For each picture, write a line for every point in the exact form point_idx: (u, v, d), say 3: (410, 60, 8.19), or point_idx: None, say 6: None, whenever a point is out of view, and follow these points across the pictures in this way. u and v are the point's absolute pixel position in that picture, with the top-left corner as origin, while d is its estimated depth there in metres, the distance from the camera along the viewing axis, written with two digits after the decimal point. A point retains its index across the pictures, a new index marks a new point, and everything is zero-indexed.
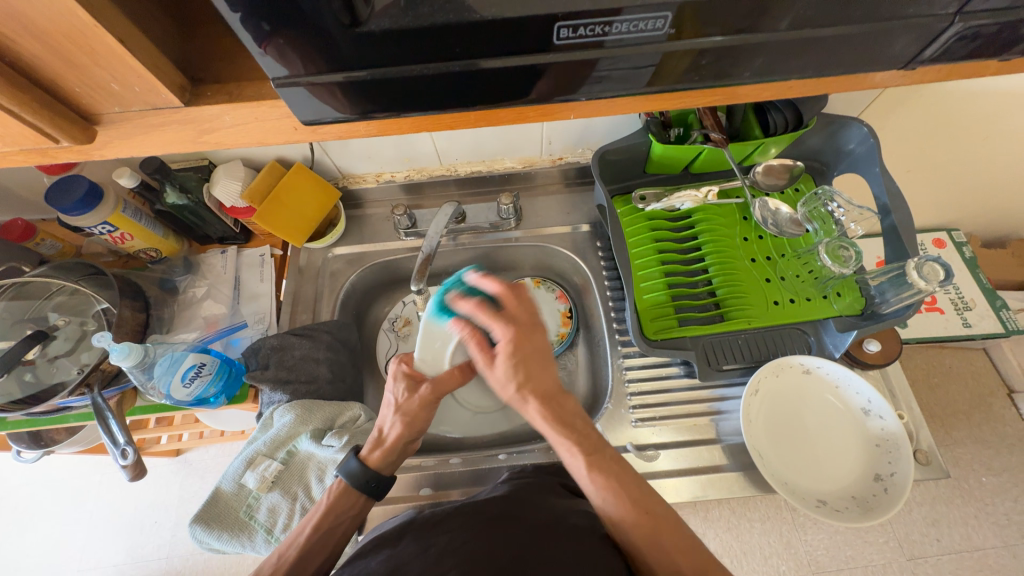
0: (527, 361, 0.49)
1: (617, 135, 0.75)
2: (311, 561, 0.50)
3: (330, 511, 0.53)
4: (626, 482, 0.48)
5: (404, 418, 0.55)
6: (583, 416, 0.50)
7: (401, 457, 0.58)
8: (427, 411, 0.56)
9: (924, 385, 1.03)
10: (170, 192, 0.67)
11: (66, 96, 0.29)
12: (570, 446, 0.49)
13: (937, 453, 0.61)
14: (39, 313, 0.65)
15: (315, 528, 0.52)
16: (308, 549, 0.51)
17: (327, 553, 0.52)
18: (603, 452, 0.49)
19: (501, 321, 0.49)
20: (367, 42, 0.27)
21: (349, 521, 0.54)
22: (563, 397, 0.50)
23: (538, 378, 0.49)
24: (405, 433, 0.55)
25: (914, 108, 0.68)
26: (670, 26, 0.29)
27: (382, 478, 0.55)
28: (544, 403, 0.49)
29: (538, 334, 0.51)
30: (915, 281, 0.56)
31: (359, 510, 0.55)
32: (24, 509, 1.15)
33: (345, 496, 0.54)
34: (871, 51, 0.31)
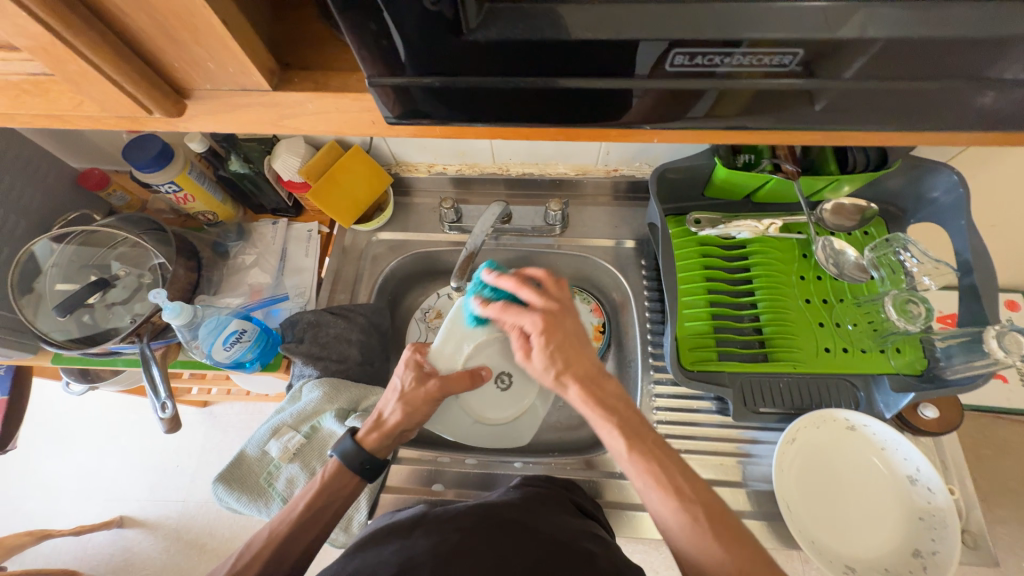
0: (560, 347, 0.50)
1: (679, 153, 0.72)
2: (300, 538, 0.50)
3: (322, 488, 0.53)
4: (666, 469, 0.45)
5: (406, 407, 0.55)
6: (622, 397, 0.49)
7: (394, 442, 0.58)
8: (427, 408, 0.55)
9: (972, 454, 0.95)
10: (234, 159, 0.70)
11: (163, 68, 0.30)
12: (609, 429, 0.48)
13: (986, 538, 0.56)
14: (103, 261, 0.69)
15: (308, 505, 0.52)
16: (301, 524, 0.51)
17: (317, 530, 0.51)
18: (642, 436, 0.47)
19: (527, 313, 0.51)
20: (466, 51, 0.26)
21: (342, 501, 0.54)
22: (600, 379, 0.50)
23: (572, 358, 0.50)
24: (404, 422, 0.55)
25: (1013, 161, 0.63)
26: (799, 65, 0.27)
27: (376, 461, 0.55)
28: (583, 383, 0.49)
29: (568, 317, 0.52)
30: (992, 349, 0.51)
31: (350, 490, 0.54)
32: (65, 434, 1.24)
33: (341, 475, 0.54)
34: (1001, 104, 0.28)
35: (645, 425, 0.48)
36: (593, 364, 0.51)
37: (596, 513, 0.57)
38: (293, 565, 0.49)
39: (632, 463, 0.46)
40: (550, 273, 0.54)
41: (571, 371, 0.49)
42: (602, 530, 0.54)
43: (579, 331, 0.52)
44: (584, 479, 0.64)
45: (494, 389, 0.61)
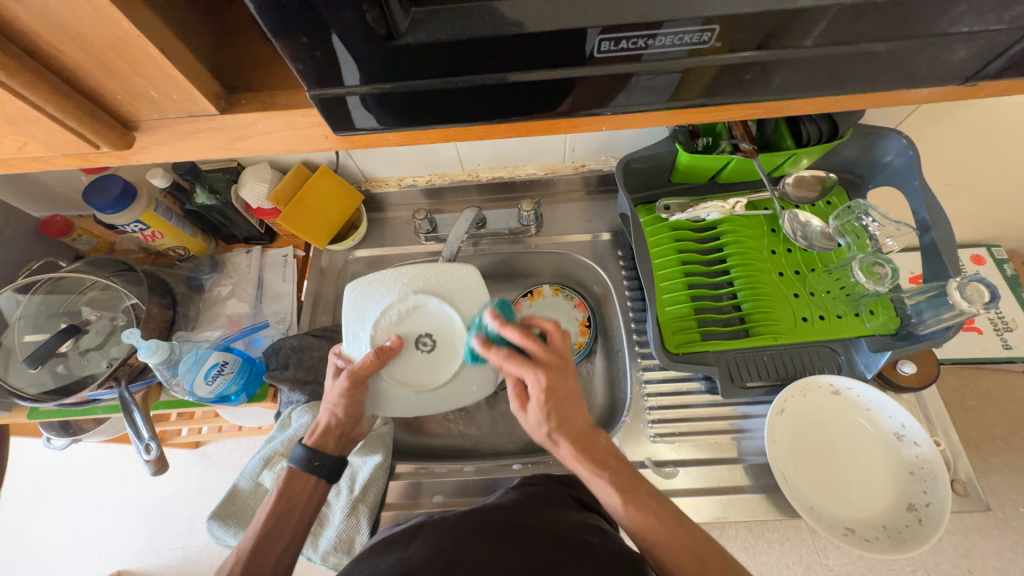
0: (560, 403, 0.50)
1: (642, 143, 0.73)
2: (272, 547, 0.49)
3: (283, 495, 0.52)
4: (636, 490, 0.48)
5: (334, 406, 0.54)
6: (614, 452, 0.51)
7: (343, 440, 0.58)
8: (353, 397, 0.54)
9: (960, 407, 0.97)
10: (199, 192, 0.69)
11: (108, 102, 0.30)
12: (604, 486, 0.48)
13: (976, 484, 0.58)
14: (73, 307, 0.67)
15: (272, 513, 0.51)
16: (267, 535, 0.50)
17: (289, 536, 0.51)
18: (647, 500, 0.47)
19: (531, 370, 0.50)
20: (405, 56, 0.27)
21: (306, 505, 0.54)
22: (596, 437, 0.51)
23: (569, 419, 0.50)
24: (337, 419, 0.55)
25: (957, 119, 0.65)
26: (717, 39, 0.27)
27: (324, 457, 0.54)
28: (576, 442, 0.50)
29: (569, 375, 0.52)
30: (957, 302, 0.53)
31: (312, 492, 0.54)
32: (50, 493, 1.19)
33: (298, 479, 0.54)
34: (923, 65, 0.30)
35: (638, 475, 0.50)
36: (587, 423, 0.51)
37: (595, 505, 0.57)
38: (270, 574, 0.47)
39: (637, 518, 0.46)
40: (557, 324, 0.53)
41: (566, 431, 0.49)
42: (603, 522, 0.54)
43: (577, 390, 0.51)
44: None
45: (419, 353, 0.58)
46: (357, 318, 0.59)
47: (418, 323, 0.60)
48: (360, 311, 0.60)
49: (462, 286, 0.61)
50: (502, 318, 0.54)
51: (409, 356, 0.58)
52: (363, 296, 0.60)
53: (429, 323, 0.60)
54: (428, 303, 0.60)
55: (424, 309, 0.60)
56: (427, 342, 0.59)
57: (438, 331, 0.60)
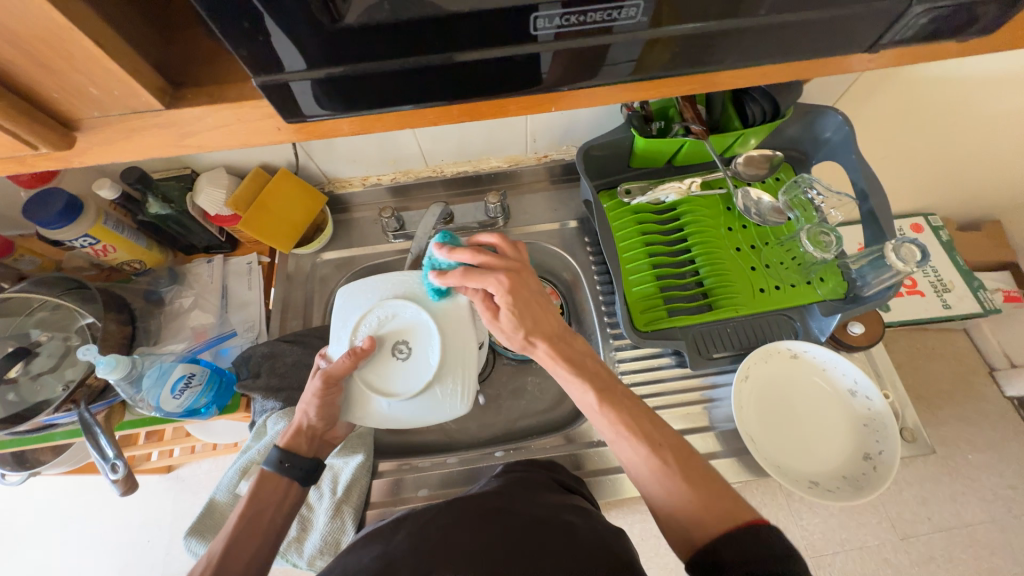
0: (527, 308, 0.52)
1: (601, 130, 0.76)
2: (242, 551, 0.48)
3: (253, 499, 0.52)
4: (639, 420, 0.49)
5: (305, 406, 0.55)
6: (598, 362, 0.54)
7: (319, 447, 0.59)
8: (325, 401, 0.55)
9: (909, 366, 1.05)
10: (152, 201, 0.65)
11: (43, 101, 0.29)
12: (580, 388, 0.52)
13: (921, 430, 0.63)
14: (20, 329, 0.63)
15: (243, 514, 0.50)
16: (240, 535, 0.49)
17: (260, 538, 0.50)
18: (620, 403, 0.50)
19: (490, 275, 0.50)
20: (351, 39, 0.27)
21: (277, 507, 0.53)
22: (565, 334, 0.55)
23: (539, 318, 0.53)
24: (309, 421, 0.56)
25: (886, 94, 0.70)
26: (646, 14, 0.29)
27: (297, 459, 0.55)
28: (551, 341, 0.53)
29: (530, 278, 0.53)
30: (893, 262, 0.57)
31: (284, 494, 0.54)
32: (9, 535, 1.12)
33: (269, 482, 0.54)
34: (836, 37, 0.32)
35: (613, 377, 0.53)
36: (558, 324, 0.54)
37: (578, 486, 0.59)
38: (241, 574, 0.47)
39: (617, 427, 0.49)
40: (503, 236, 0.54)
41: (538, 332, 0.53)
42: (584, 501, 0.55)
43: (543, 293, 0.54)
44: (563, 455, 0.65)
45: (395, 359, 0.58)
46: (340, 319, 0.60)
47: (397, 329, 0.59)
48: (345, 312, 0.60)
49: (439, 296, 0.60)
50: (448, 246, 0.51)
51: (384, 361, 0.58)
52: (351, 298, 0.61)
53: (407, 328, 0.59)
54: (409, 310, 0.60)
55: (402, 315, 0.60)
56: (403, 348, 0.58)
57: (414, 337, 0.59)
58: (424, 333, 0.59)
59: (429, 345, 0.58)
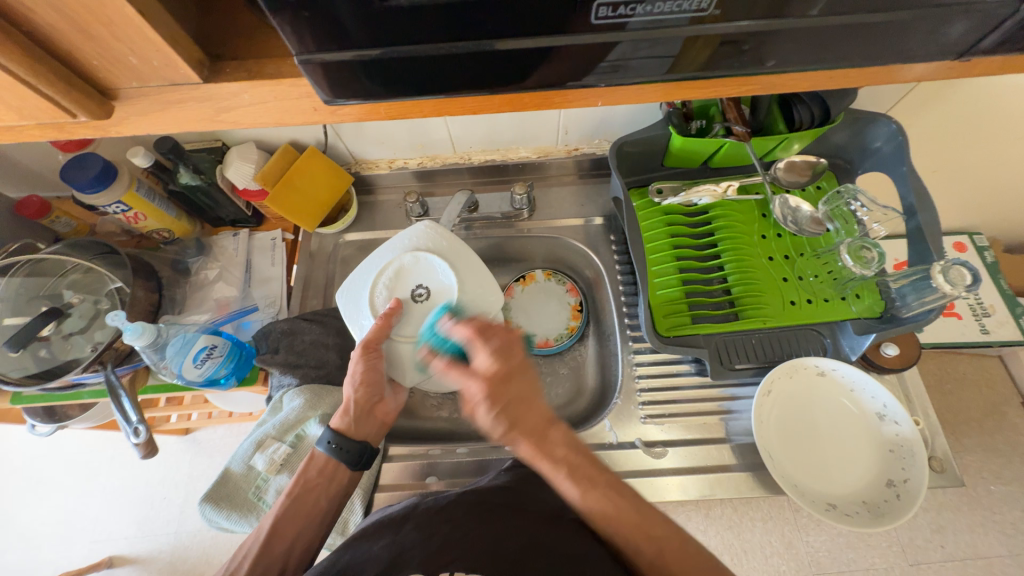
0: (508, 407, 0.46)
1: (636, 125, 0.73)
2: (288, 529, 0.50)
3: (301, 479, 0.53)
4: (628, 504, 0.44)
5: (351, 380, 0.56)
6: (571, 444, 0.46)
7: (373, 425, 0.58)
8: (371, 365, 0.56)
9: (937, 390, 1.01)
10: (183, 172, 0.66)
11: (83, 69, 0.29)
12: (561, 480, 0.45)
13: (951, 461, 0.61)
14: (53, 290, 0.65)
15: (289, 494, 0.52)
16: (284, 516, 0.51)
17: (305, 519, 0.51)
18: (599, 478, 0.45)
19: (469, 374, 0.48)
20: (398, 19, 0.26)
21: (324, 489, 0.54)
22: (548, 430, 0.47)
23: (520, 417, 0.46)
24: (360, 395, 0.55)
25: (948, 104, 0.66)
26: (709, 6, 0.27)
27: (343, 441, 0.54)
28: (531, 440, 0.46)
29: (519, 378, 0.48)
30: (940, 284, 0.54)
31: (333, 476, 0.54)
32: (37, 480, 1.18)
33: (317, 462, 0.54)
34: (917, 40, 0.30)
35: (595, 459, 0.47)
36: (543, 417, 0.47)
37: None
38: (281, 558, 0.49)
39: (592, 500, 0.44)
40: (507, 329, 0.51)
41: (517, 431, 0.45)
42: None
43: (531, 390, 0.48)
44: None
45: (416, 305, 0.61)
46: (353, 306, 0.62)
47: (407, 281, 0.62)
48: (354, 299, 0.62)
49: (429, 237, 0.64)
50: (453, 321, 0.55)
51: (410, 311, 0.60)
52: (351, 289, 0.63)
53: (415, 275, 0.62)
54: (410, 260, 0.63)
55: (405, 267, 0.63)
56: (420, 292, 0.61)
57: (425, 280, 0.62)
58: (431, 269, 0.62)
59: (438, 278, 0.62)
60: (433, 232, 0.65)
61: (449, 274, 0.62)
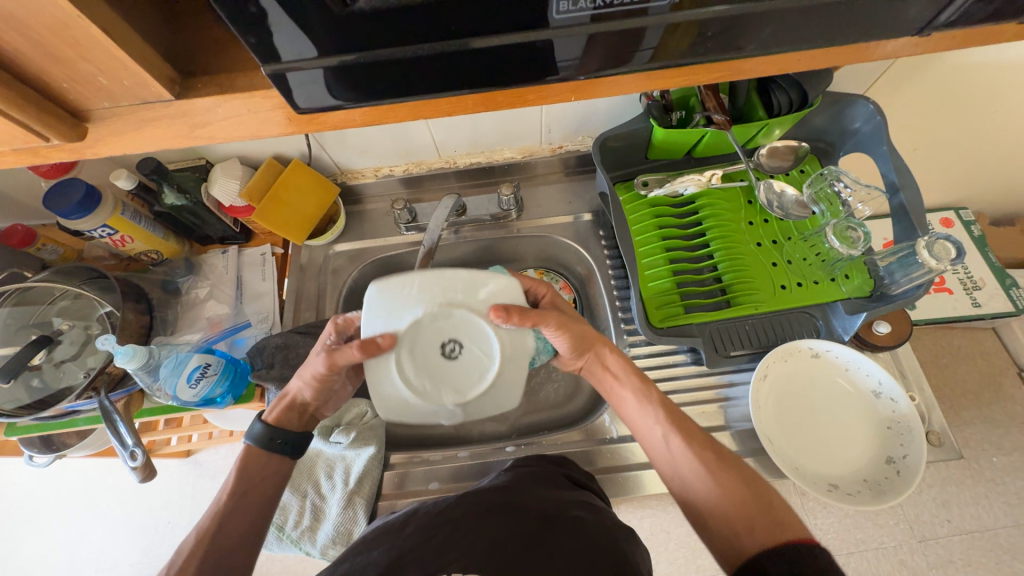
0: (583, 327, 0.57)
1: (618, 119, 0.73)
2: (231, 525, 0.50)
3: (240, 474, 0.52)
4: (700, 440, 0.50)
5: (303, 380, 0.54)
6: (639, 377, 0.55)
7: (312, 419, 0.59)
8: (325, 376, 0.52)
9: (934, 366, 1.01)
10: (168, 193, 0.66)
11: (55, 93, 0.29)
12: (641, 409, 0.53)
13: (949, 434, 0.61)
14: (43, 318, 0.64)
15: (230, 493, 0.51)
16: (229, 516, 0.50)
17: (251, 514, 0.51)
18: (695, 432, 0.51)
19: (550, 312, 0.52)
20: (366, 25, 0.26)
21: (268, 481, 0.53)
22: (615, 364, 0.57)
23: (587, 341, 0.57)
24: (304, 395, 0.56)
25: (922, 82, 0.67)
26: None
27: (287, 436, 0.55)
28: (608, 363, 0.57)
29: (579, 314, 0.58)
30: (926, 260, 0.54)
31: (273, 467, 0.54)
32: (38, 513, 1.17)
33: (255, 456, 0.54)
34: (880, 17, 0.30)
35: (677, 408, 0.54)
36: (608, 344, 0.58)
37: (589, 482, 0.58)
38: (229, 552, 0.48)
39: (676, 444, 0.50)
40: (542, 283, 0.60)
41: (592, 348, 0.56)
42: (597, 498, 0.54)
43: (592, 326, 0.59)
44: (575, 451, 0.65)
45: (446, 358, 0.49)
46: (388, 403, 0.48)
47: (426, 340, 0.49)
48: (391, 395, 0.48)
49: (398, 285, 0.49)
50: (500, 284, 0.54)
51: (449, 370, 0.49)
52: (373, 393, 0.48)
53: (430, 331, 0.49)
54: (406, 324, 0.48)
55: (407, 328, 0.48)
56: (448, 344, 0.49)
57: (444, 329, 0.49)
58: (441, 316, 0.49)
59: (445, 313, 0.49)
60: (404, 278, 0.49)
61: (466, 312, 0.49)
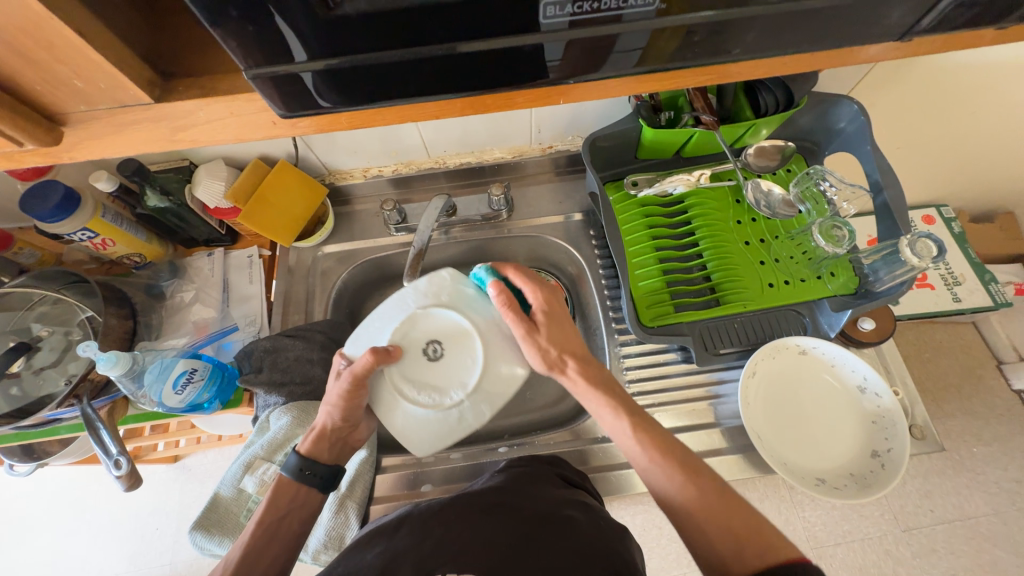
0: (553, 328, 0.55)
1: (607, 119, 0.74)
2: (262, 558, 0.49)
3: (270, 505, 0.52)
4: (677, 453, 0.48)
5: (327, 409, 0.54)
6: (610, 384, 0.54)
7: (342, 450, 0.58)
8: (351, 396, 0.53)
9: (917, 360, 1.04)
10: (150, 194, 0.65)
11: (29, 96, 0.28)
12: (613, 420, 0.52)
13: (931, 427, 0.63)
14: (21, 324, 0.63)
15: (260, 523, 0.50)
16: (255, 547, 0.49)
17: (278, 546, 0.50)
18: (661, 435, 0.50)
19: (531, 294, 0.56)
20: (349, 27, 0.26)
21: (298, 514, 0.53)
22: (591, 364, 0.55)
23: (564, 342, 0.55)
24: (334, 421, 0.55)
25: (905, 83, 0.68)
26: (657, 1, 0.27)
27: (317, 466, 0.54)
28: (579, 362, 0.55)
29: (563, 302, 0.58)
30: (908, 258, 0.55)
31: (303, 500, 0.54)
32: (20, 522, 1.14)
33: (286, 488, 0.53)
34: (863, 21, 0.30)
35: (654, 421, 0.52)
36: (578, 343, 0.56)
37: (582, 481, 0.58)
38: None
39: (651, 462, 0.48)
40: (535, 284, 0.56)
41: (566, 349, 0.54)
42: (589, 497, 0.54)
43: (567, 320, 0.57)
44: (568, 450, 0.65)
45: (430, 357, 0.55)
46: (402, 415, 0.53)
47: (415, 349, 0.55)
48: (399, 402, 0.53)
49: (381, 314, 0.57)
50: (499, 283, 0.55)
51: (442, 367, 0.54)
52: (394, 418, 0.53)
53: (417, 340, 0.55)
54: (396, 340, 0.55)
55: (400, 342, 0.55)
56: (433, 347, 0.55)
57: (428, 334, 0.56)
58: (422, 322, 0.56)
59: (420, 319, 0.56)
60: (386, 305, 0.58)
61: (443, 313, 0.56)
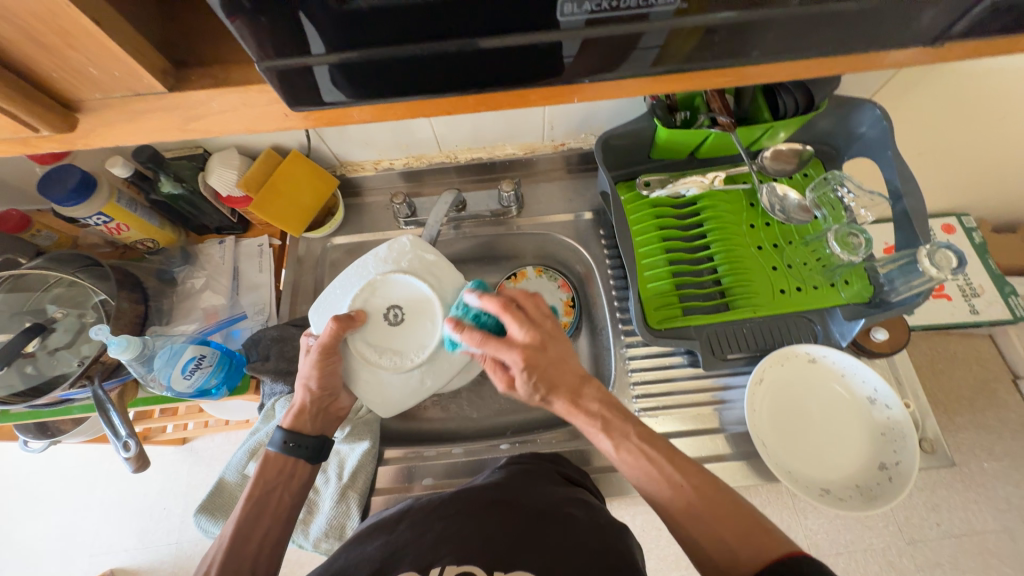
0: (545, 373, 0.51)
1: (621, 118, 0.73)
2: (255, 531, 0.51)
3: (258, 479, 0.53)
4: (660, 461, 0.47)
5: (305, 383, 0.55)
6: (604, 400, 0.51)
7: (328, 420, 0.59)
8: (325, 368, 0.54)
9: (930, 371, 1.02)
10: (164, 181, 0.66)
11: (45, 82, 0.28)
12: (594, 432, 0.51)
13: (942, 441, 0.62)
14: (38, 305, 0.64)
15: (249, 498, 0.52)
16: (246, 520, 0.51)
17: (268, 518, 0.52)
18: (630, 431, 0.49)
19: (508, 350, 0.50)
20: (364, 21, 0.25)
21: (285, 486, 0.54)
22: (581, 386, 0.52)
23: (557, 379, 0.52)
24: (312, 393, 0.56)
25: (931, 88, 0.66)
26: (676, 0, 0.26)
27: (302, 438, 0.55)
28: (569, 398, 0.51)
29: (557, 342, 0.52)
30: (926, 268, 0.54)
31: (290, 473, 0.55)
32: (34, 497, 1.17)
33: (274, 461, 0.55)
34: (893, 24, 0.29)
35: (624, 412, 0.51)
36: (576, 376, 0.52)
37: (582, 479, 0.58)
38: (252, 556, 0.49)
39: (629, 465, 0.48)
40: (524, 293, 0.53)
41: (555, 391, 0.51)
42: (588, 494, 0.54)
43: (564, 350, 0.52)
44: (569, 450, 0.65)
45: (393, 324, 0.58)
46: (371, 381, 0.57)
47: (377, 317, 0.58)
48: (369, 367, 0.56)
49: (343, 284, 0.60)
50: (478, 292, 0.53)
51: (405, 333, 0.58)
52: (363, 386, 0.57)
53: (378, 308, 0.59)
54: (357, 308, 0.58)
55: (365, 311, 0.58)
56: (395, 313, 0.58)
57: (388, 303, 0.59)
58: (384, 291, 0.59)
59: (379, 288, 0.60)
60: (348, 277, 0.61)
61: (402, 281, 0.60)
